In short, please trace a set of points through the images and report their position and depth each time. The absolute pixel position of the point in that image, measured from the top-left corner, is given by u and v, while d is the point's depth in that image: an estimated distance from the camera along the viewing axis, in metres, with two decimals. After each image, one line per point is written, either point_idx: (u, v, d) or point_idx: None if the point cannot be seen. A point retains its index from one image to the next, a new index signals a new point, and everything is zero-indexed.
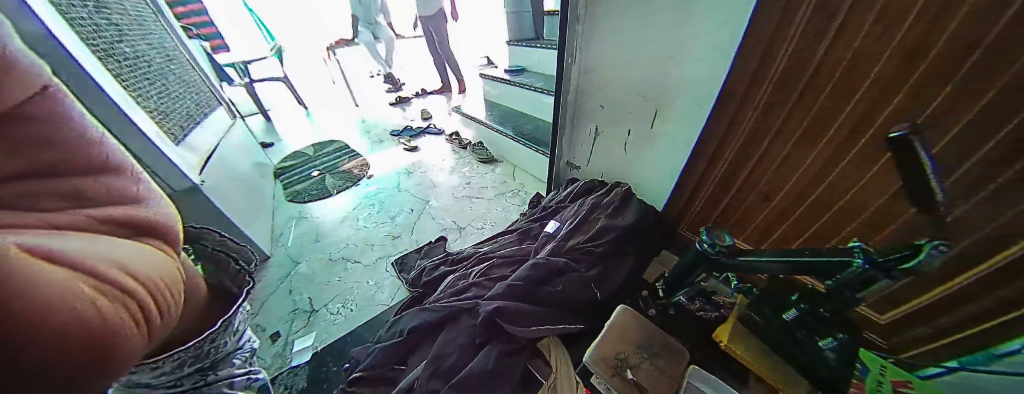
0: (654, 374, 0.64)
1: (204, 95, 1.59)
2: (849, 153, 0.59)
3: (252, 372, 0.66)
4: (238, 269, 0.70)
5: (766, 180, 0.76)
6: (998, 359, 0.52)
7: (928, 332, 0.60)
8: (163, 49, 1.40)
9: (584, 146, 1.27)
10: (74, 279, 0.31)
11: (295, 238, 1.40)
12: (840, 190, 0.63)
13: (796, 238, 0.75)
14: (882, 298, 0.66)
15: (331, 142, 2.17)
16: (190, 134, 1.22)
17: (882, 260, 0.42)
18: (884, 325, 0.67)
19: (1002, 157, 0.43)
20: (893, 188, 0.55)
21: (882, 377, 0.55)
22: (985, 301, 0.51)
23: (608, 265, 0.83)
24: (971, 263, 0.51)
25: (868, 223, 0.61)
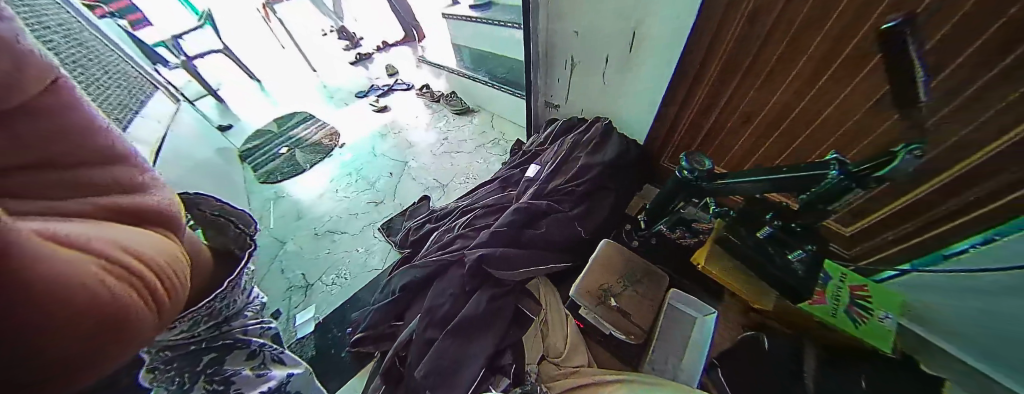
0: (635, 299, 0.68)
1: (137, 73, 1.31)
2: (837, 58, 0.55)
3: (265, 322, 0.52)
4: (241, 231, 0.49)
5: (750, 97, 0.71)
6: (945, 260, 0.58)
7: (890, 238, 0.64)
8: (68, 28, 1.06)
9: (560, 83, 1.18)
10: (81, 258, 0.18)
11: (277, 219, 1.35)
12: (827, 98, 0.59)
13: (777, 157, 0.73)
14: (851, 213, 0.69)
15: (293, 115, 1.98)
16: (131, 125, 1.03)
17: (856, 170, 0.41)
18: (848, 238, 0.73)
19: (1003, 45, 0.41)
20: (877, 91, 0.53)
21: (842, 284, 0.68)
22: (956, 202, 0.53)
23: (592, 202, 0.84)
24: (948, 164, 0.52)
25: (853, 131, 0.59)
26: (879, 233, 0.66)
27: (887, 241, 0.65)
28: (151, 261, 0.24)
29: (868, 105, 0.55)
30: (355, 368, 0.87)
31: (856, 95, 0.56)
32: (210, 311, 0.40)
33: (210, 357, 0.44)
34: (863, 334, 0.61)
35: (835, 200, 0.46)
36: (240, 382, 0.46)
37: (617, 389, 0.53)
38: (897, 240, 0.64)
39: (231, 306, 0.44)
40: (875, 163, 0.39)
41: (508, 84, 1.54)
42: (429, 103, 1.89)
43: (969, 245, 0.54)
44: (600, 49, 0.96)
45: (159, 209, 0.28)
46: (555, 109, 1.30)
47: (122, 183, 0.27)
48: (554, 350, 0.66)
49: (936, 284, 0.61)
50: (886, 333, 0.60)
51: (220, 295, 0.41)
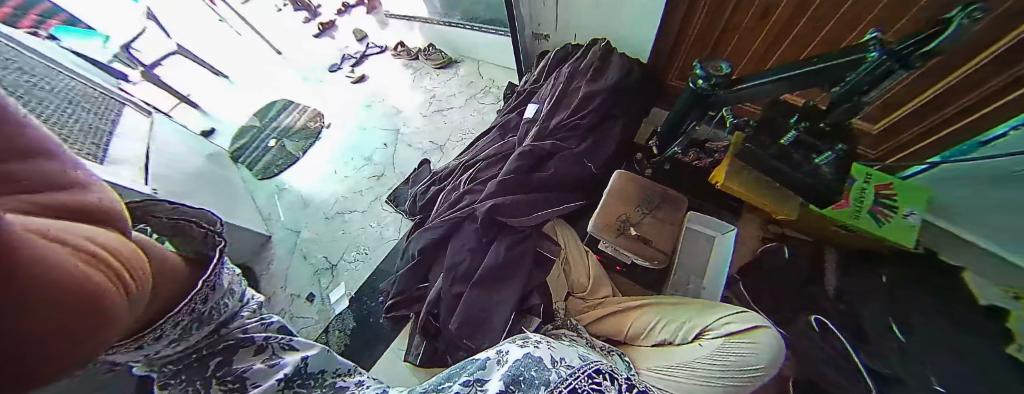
0: (657, 224, 0.67)
1: (97, 88, 1.21)
2: None
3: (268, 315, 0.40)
4: (208, 231, 0.34)
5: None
6: (981, 146, 0.56)
7: (926, 129, 0.60)
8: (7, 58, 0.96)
9: (548, 6, 1.03)
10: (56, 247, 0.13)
11: (287, 211, 1.36)
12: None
13: (804, 48, 0.65)
14: (881, 107, 0.64)
15: (271, 104, 1.87)
16: (110, 147, 0.99)
17: (901, 47, 0.36)
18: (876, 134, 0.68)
19: None
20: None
21: (866, 184, 0.65)
22: (1010, 73, 0.47)
23: (596, 137, 0.79)
24: (1005, 30, 0.44)
25: (886, 11, 0.52)
26: (911, 128, 0.61)
27: (916, 134, 0.61)
28: (128, 259, 0.18)
29: None
30: (397, 329, 0.94)
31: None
32: (196, 315, 0.30)
33: (215, 362, 0.34)
34: (885, 232, 0.61)
35: (874, 88, 0.42)
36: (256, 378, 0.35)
37: (643, 314, 0.56)
38: (927, 132, 0.60)
39: (218, 310, 0.32)
40: (919, 40, 0.36)
41: (489, 23, 1.38)
42: (408, 62, 1.74)
43: (1008, 128, 0.51)
44: None
45: (101, 206, 0.19)
46: (544, 41, 1.18)
47: (54, 180, 0.17)
48: (579, 286, 0.68)
49: (967, 171, 0.60)
50: (909, 227, 0.61)
51: (198, 294, 0.29)
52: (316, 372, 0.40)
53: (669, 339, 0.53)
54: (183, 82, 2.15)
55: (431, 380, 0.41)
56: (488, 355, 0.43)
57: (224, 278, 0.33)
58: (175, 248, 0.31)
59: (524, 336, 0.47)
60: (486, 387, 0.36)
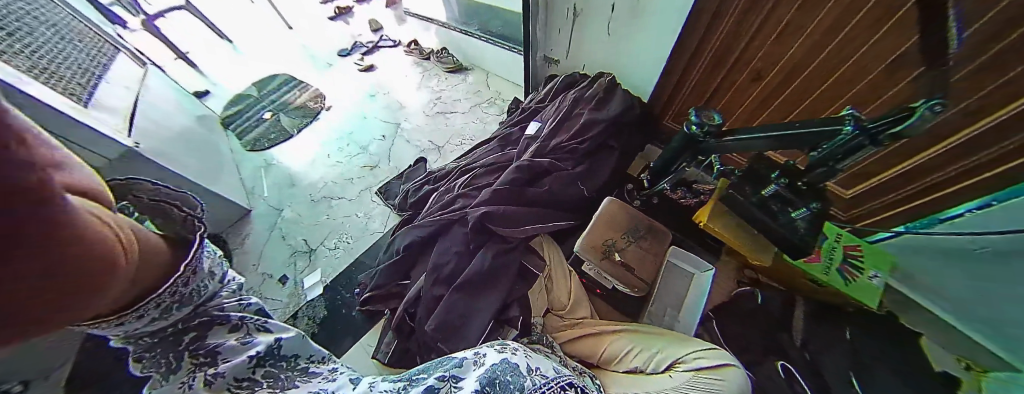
0: (640, 253, 0.69)
1: (92, 31, 1.16)
2: (860, 10, 0.50)
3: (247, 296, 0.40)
4: (189, 214, 0.35)
5: (764, 52, 0.66)
6: (939, 223, 0.61)
7: (891, 201, 0.65)
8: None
9: (562, 34, 1.08)
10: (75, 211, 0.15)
11: (272, 187, 1.33)
12: (850, 48, 0.54)
13: (787, 113, 0.70)
14: (853, 175, 0.69)
15: (272, 77, 1.84)
16: (97, 92, 0.94)
17: (872, 125, 0.38)
18: (847, 199, 0.73)
19: None
20: (906, 42, 0.48)
21: (836, 243, 0.70)
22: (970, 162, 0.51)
23: (594, 162, 0.82)
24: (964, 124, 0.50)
25: (860, 92, 0.57)
26: (876, 199, 0.67)
27: (883, 204, 0.67)
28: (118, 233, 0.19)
29: (883, 65, 0.52)
30: (367, 325, 0.92)
31: (882, 45, 0.51)
32: (176, 296, 0.29)
33: (190, 336, 0.33)
34: (850, 290, 0.66)
35: (848, 157, 0.43)
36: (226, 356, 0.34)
37: (618, 339, 0.57)
38: (892, 204, 0.65)
39: (200, 290, 0.32)
40: (890, 119, 0.37)
41: (504, 37, 1.41)
42: (419, 60, 1.76)
43: (965, 210, 0.56)
44: None
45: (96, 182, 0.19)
46: (554, 64, 1.22)
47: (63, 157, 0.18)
48: (559, 303, 0.69)
49: (928, 244, 0.65)
50: (873, 289, 0.65)
51: (179, 277, 0.29)
52: (289, 356, 0.40)
53: (641, 367, 0.53)
54: (182, 39, 2.09)
55: (407, 370, 0.43)
56: (463, 357, 0.43)
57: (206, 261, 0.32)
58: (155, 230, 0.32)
59: (506, 343, 0.46)
60: (460, 385, 0.36)
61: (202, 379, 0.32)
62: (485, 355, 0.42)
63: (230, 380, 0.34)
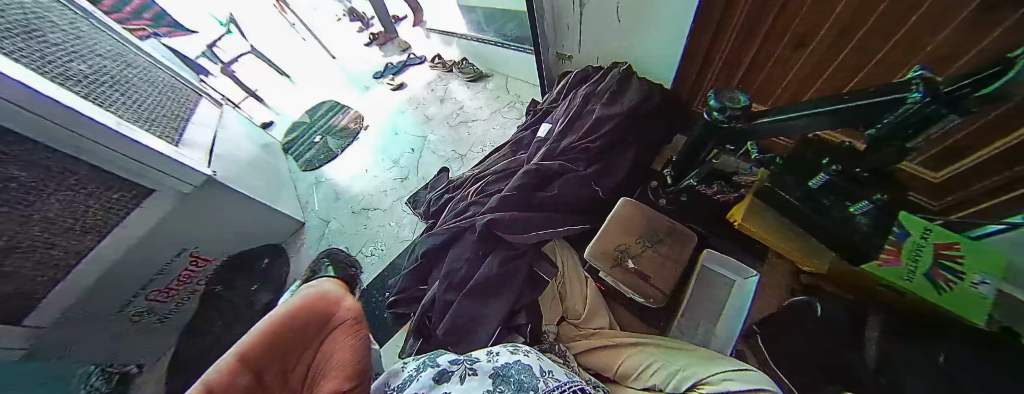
0: (658, 259, 0.64)
1: (183, 88, 1.42)
2: None
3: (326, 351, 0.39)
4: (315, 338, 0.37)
5: (801, 17, 0.54)
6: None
7: (996, 184, 0.48)
8: (115, 53, 1.18)
9: (571, 29, 1.05)
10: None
11: (321, 202, 1.51)
12: (897, 15, 0.43)
13: (844, 84, 0.56)
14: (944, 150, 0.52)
15: (320, 104, 2.08)
16: (186, 133, 1.17)
17: (948, 89, 0.29)
18: (940, 183, 0.55)
19: None
20: (959, 9, 0.36)
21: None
22: None
23: (608, 160, 0.79)
24: None
25: (938, 51, 0.42)
26: (976, 182, 0.50)
27: (988, 188, 0.49)
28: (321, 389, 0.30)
29: (965, 11, 0.36)
30: (397, 326, 0.99)
31: (935, 14, 0.39)
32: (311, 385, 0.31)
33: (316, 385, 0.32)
34: (948, 303, 0.39)
35: (916, 135, 0.35)
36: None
37: (636, 354, 0.53)
38: (1001, 188, 0.47)
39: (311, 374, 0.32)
40: (980, 78, 0.28)
41: (519, 40, 1.42)
42: (442, 73, 1.86)
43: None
44: None
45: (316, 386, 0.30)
46: (567, 61, 1.20)
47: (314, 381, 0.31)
48: (574, 313, 0.68)
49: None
50: (989, 309, 0.43)
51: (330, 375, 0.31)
52: None
53: (658, 386, 0.47)
54: (254, 79, 2.48)
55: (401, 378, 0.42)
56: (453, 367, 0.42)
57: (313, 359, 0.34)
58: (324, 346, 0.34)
59: (497, 351, 0.45)
60: None
61: None
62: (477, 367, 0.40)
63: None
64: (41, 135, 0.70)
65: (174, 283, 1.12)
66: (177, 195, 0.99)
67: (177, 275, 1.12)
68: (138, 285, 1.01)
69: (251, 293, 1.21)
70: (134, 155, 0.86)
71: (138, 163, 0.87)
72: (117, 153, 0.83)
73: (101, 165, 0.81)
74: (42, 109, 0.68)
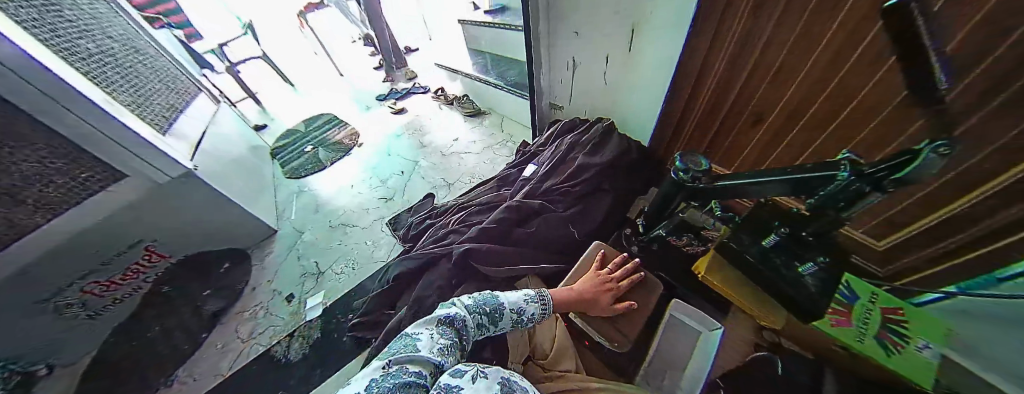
0: (625, 304, 0.65)
1: (183, 82, 1.44)
2: (854, 53, 0.47)
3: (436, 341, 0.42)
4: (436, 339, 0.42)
5: (759, 96, 0.64)
6: (1001, 283, 0.44)
7: (924, 258, 0.53)
8: (126, 38, 1.24)
9: (565, 84, 1.17)
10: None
11: (299, 211, 1.47)
12: (842, 99, 0.51)
13: (796, 157, 0.64)
14: (881, 222, 0.57)
15: (319, 116, 2.12)
16: (175, 123, 1.18)
17: (874, 169, 0.31)
18: (881, 252, 0.59)
19: (1010, 68, 0.35)
20: (898, 94, 0.44)
21: (871, 305, 0.53)
22: (988, 225, 0.44)
23: (587, 203, 0.84)
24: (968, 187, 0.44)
25: (872, 137, 0.51)
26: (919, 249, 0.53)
27: (931, 256, 0.52)
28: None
29: (893, 105, 0.46)
30: (355, 352, 0.91)
31: (874, 100, 0.48)
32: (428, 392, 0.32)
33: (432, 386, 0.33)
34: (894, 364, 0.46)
35: (850, 206, 0.37)
36: (403, 390, 0.33)
37: None
38: (945, 256, 0.50)
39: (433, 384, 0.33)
40: (893, 164, 0.29)
41: (517, 86, 1.56)
42: (443, 105, 1.99)
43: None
44: (601, 48, 0.94)
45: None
46: (559, 111, 1.31)
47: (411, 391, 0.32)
48: (540, 351, 0.64)
49: (997, 314, 0.45)
50: (931, 371, 0.45)
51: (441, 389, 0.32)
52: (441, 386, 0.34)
53: None
54: (260, 85, 2.55)
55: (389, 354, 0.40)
56: (439, 387, 0.33)
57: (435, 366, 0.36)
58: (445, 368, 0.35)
59: (486, 372, 0.37)
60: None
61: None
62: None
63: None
64: (25, 102, 0.77)
65: (120, 276, 1.04)
66: (149, 184, 1.01)
67: (122, 269, 1.04)
68: (77, 273, 0.95)
69: (201, 299, 1.12)
70: (112, 136, 0.91)
71: (115, 144, 0.92)
72: (101, 133, 0.89)
73: (82, 142, 0.87)
74: (36, 81, 0.78)
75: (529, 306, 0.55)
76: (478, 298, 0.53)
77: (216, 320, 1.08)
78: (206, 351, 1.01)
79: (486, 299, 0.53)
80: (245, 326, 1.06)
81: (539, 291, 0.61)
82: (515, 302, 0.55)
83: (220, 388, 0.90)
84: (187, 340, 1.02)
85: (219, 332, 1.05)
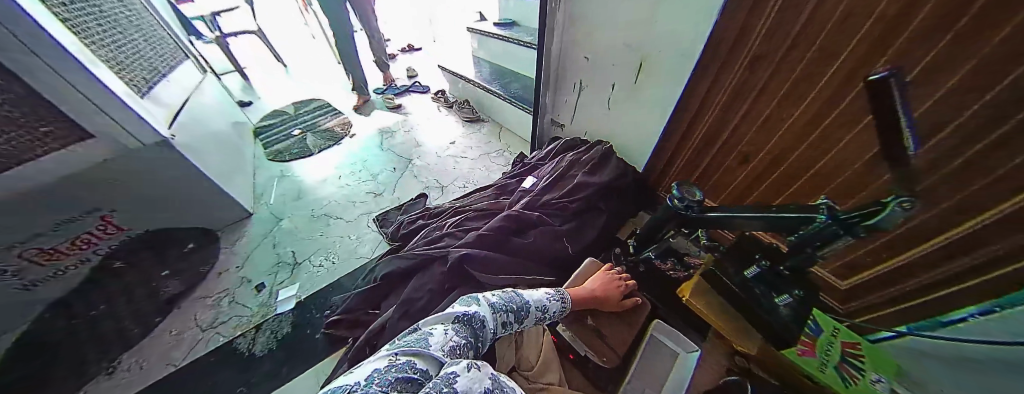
0: (614, 321, 0.67)
1: (167, 45, 1.36)
2: (834, 111, 0.53)
3: (450, 328, 0.42)
4: (448, 332, 0.41)
5: (750, 137, 0.69)
6: (943, 326, 0.50)
7: (871, 303, 0.60)
8: None
9: (569, 103, 1.21)
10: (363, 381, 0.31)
11: (278, 197, 1.40)
12: (821, 149, 0.57)
13: (778, 195, 0.68)
14: (842, 265, 0.63)
15: (311, 101, 2.05)
16: (154, 87, 1.10)
17: (847, 215, 0.35)
18: (843, 290, 0.65)
19: (957, 143, 0.42)
20: (867, 152, 0.50)
21: (833, 339, 0.55)
22: (923, 276, 0.51)
23: (582, 220, 0.86)
24: (918, 239, 0.50)
25: (842, 187, 0.56)
26: (876, 290, 0.58)
27: (886, 297, 0.57)
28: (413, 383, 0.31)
29: (862, 160, 0.52)
30: (328, 351, 0.86)
31: (846, 156, 0.54)
32: (440, 380, 0.31)
33: (447, 373, 0.32)
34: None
35: (825, 247, 0.40)
36: (403, 384, 0.31)
37: None
38: (900, 299, 0.55)
39: (449, 375, 0.31)
40: (865, 212, 0.33)
41: (520, 98, 1.58)
42: (442, 107, 1.99)
43: (968, 314, 0.47)
44: (609, 75, 0.99)
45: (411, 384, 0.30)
46: (559, 128, 1.34)
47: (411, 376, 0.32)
48: (527, 363, 0.63)
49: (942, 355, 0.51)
50: None
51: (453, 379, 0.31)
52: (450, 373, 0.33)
53: None
54: (251, 62, 2.44)
55: (393, 346, 0.38)
56: (443, 376, 0.31)
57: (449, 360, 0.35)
58: (455, 362, 0.34)
59: (479, 365, 0.35)
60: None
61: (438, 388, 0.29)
62: (456, 384, 0.30)
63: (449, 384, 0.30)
64: None
65: (65, 246, 0.93)
66: (116, 148, 0.93)
67: (73, 237, 0.94)
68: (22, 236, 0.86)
69: (159, 281, 1.03)
70: (84, 90, 0.83)
71: (85, 101, 0.84)
72: (74, 88, 0.82)
73: (45, 91, 0.78)
74: (10, 23, 0.71)
75: (552, 304, 0.58)
76: (504, 296, 0.53)
77: (173, 305, 0.99)
78: (159, 337, 0.91)
79: (512, 298, 0.54)
80: (206, 313, 0.97)
81: (558, 290, 0.63)
82: (539, 300, 0.57)
83: (169, 381, 0.81)
84: (137, 324, 0.93)
85: (175, 317, 0.96)
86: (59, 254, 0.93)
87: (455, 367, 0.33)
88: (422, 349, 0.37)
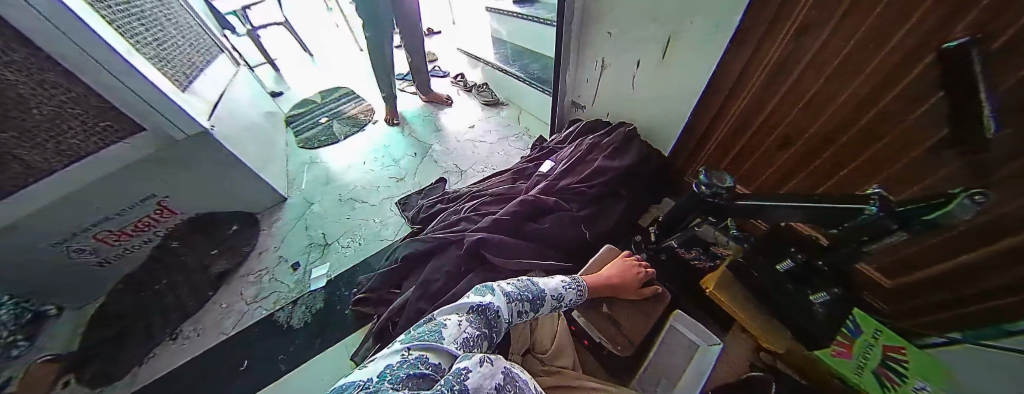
0: (628, 309, 0.66)
1: (204, 41, 1.44)
2: (894, 88, 0.45)
3: (461, 320, 0.42)
4: (460, 325, 0.41)
5: (792, 118, 0.61)
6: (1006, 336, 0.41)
7: (917, 305, 0.54)
8: None
9: (590, 84, 1.15)
10: (372, 379, 0.31)
11: (309, 182, 1.48)
12: (876, 133, 0.50)
13: (822, 182, 0.61)
14: (897, 260, 0.55)
15: (336, 89, 2.12)
16: (194, 82, 1.18)
17: (902, 209, 0.31)
18: (887, 289, 0.58)
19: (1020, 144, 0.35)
20: (928, 137, 0.43)
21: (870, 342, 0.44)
22: (983, 284, 0.44)
23: (600, 207, 0.84)
24: (976, 243, 0.43)
25: (903, 173, 0.49)
26: (925, 294, 0.52)
27: (935, 303, 0.51)
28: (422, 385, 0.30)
29: (923, 146, 0.44)
30: (355, 326, 0.93)
31: (906, 140, 0.46)
32: (452, 375, 0.30)
33: (460, 366, 0.31)
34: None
35: (874, 240, 0.36)
36: (416, 380, 0.30)
37: None
38: (945, 304, 0.49)
39: (460, 369, 0.31)
40: (921, 207, 0.29)
41: (539, 80, 1.53)
42: (461, 91, 1.98)
43: None
44: (633, 52, 0.92)
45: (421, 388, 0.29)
46: (580, 110, 1.28)
47: (425, 377, 0.31)
48: (541, 346, 0.63)
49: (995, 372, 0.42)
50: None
51: (466, 375, 0.30)
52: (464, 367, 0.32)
53: None
54: (280, 53, 2.55)
55: (406, 339, 0.38)
56: (453, 372, 0.31)
57: (460, 355, 0.34)
58: (467, 357, 0.33)
59: (493, 358, 0.33)
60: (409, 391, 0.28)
61: (449, 385, 0.29)
62: (468, 381, 0.29)
63: (459, 380, 0.29)
64: (47, 44, 0.77)
65: (131, 227, 1.07)
66: (166, 140, 1.02)
67: (137, 220, 1.07)
68: (93, 220, 0.98)
69: (209, 258, 1.14)
70: (133, 87, 0.91)
71: (135, 97, 0.92)
72: (124, 85, 0.90)
73: (101, 89, 0.87)
74: (63, 26, 0.78)
75: (568, 293, 0.57)
76: (519, 286, 0.53)
77: (222, 280, 1.11)
78: (211, 309, 1.04)
79: (527, 287, 0.54)
80: (249, 288, 1.08)
81: (574, 277, 0.63)
82: (555, 289, 0.56)
83: (221, 348, 0.92)
84: (194, 298, 1.04)
85: (223, 291, 1.09)
86: (125, 236, 1.07)
87: (470, 361, 0.32)
88: (436, 342, 0.37)
